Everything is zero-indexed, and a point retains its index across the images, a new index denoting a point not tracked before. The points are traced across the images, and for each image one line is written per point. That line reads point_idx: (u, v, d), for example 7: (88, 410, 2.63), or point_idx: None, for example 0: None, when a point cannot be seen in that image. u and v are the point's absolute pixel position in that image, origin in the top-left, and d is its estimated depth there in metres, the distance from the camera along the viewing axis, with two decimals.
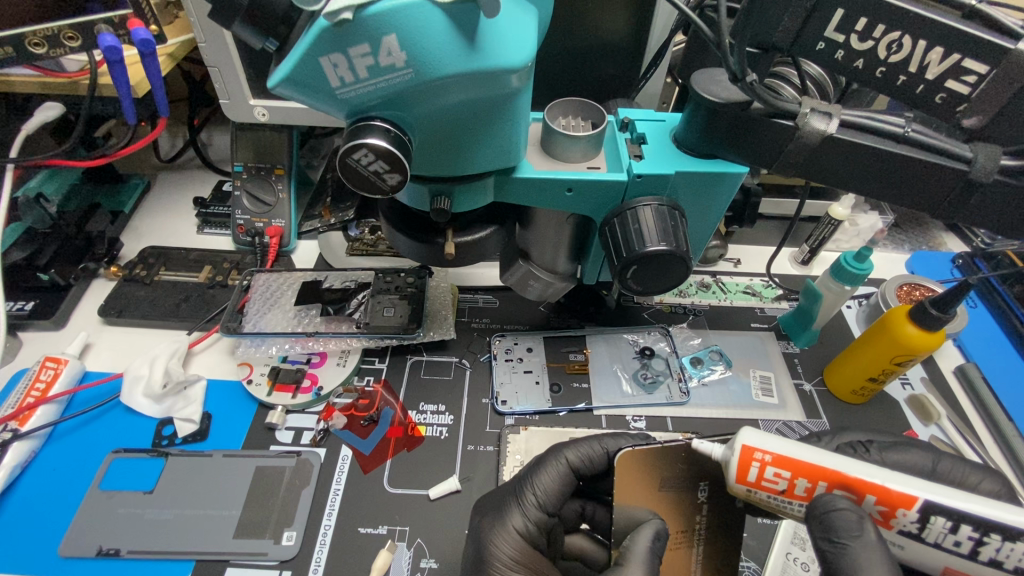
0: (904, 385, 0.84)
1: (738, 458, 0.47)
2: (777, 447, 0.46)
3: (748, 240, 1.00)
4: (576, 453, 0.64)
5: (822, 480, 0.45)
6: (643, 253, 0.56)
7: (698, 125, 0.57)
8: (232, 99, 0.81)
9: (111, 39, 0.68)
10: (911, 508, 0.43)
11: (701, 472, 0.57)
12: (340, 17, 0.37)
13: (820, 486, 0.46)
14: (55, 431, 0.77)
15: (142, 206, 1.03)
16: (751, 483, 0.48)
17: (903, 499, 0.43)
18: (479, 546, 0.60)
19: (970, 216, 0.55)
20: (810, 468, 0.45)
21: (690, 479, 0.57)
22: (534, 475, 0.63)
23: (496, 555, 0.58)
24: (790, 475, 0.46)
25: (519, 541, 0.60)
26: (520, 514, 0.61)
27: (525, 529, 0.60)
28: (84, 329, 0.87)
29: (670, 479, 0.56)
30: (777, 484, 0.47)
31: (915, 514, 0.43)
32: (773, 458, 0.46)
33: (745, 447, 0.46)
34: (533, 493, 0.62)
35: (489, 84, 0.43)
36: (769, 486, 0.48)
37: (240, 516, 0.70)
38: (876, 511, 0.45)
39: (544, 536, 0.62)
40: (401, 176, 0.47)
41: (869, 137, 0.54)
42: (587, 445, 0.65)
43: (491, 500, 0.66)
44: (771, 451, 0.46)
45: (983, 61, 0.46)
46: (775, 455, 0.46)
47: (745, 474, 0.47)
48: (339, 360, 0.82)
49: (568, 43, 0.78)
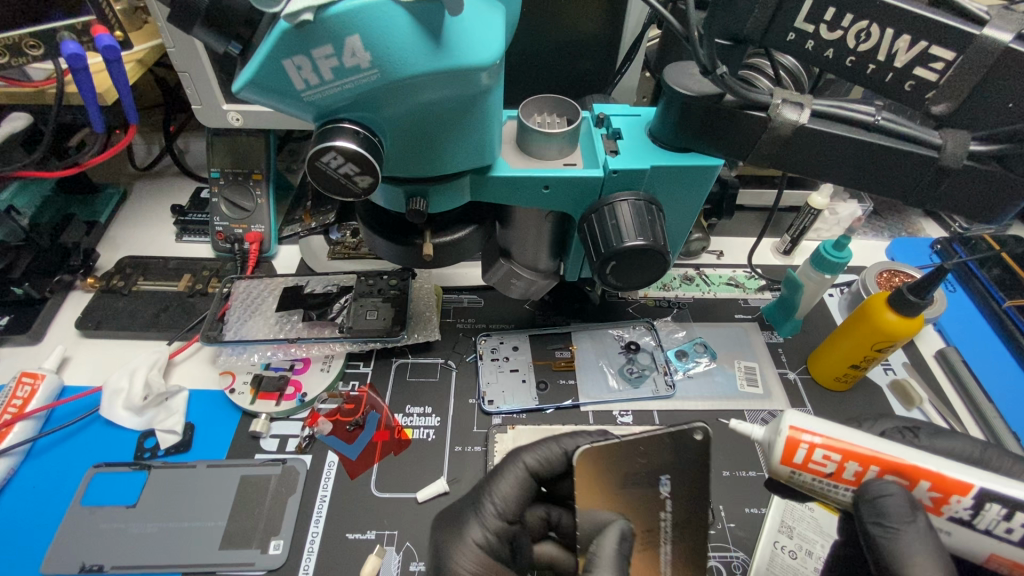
0: (886, 370, 0.85)
1: (787, 440, 0.48)
2: (826, 431, 0.47)
3: (730, 231, 1.01)
4: (534, 456, 0.63)
5: (873, 465, 0.46)
6: (622, 248, 0.56)
7: (672, 120, 0.57)
8: (204, 104, 0.80)
9: (74, 46, 0.65)
10: (966, 494, 0.44)
11: (660, 465, 0.58)
12: (301, 18, 0.36)
13: (870, 471, 0.47)
14: (34, 447, 0.75)
15: (119, 216, 1.02)
16: (797, 465, 0.49)
17: (957, 485, 0.44)
18: (441, 562, 0.58)
19: (941, 202, 0.56)
20: (862, 453, 0.47)
21: (649, 474, 0.57)
22: (492, 484, 0.62)
23: (457, 573, 0.57)
24: (841, 458, 0.47)
25: (481, 555, 0.58)
26: (478, 525, 0.60)
27: (485, 540, 0.59)
28: (61, 343, 0.85)
29: (631, 478, 0.57)
30: (825, 467, 0.48)
31: (969, 500, 0.44)
32: (822, 441, 0.47)
33: (794, 430, 0.48)
34: (493, 503, 0.61)
35: (458, 82, 0.43)
36: (816, 469, 0.48)
37: (226, 526, 0.69)
38: (927, 497, 0.46)
39: (507, 546, 0.60)
40: (372, 178, 0.46)
41: (841, 127, 0.54)
42: (545, 448, 0.63)
43: (452, 510, 0.64)
44: (820, 434, 0.47)
45: (949, 48, 0.47)
46: (825, 438, 0.47)
47: (793, 456, 0.48)
48: (323, 366, 0.82)
49: (542, 40, 0.78)
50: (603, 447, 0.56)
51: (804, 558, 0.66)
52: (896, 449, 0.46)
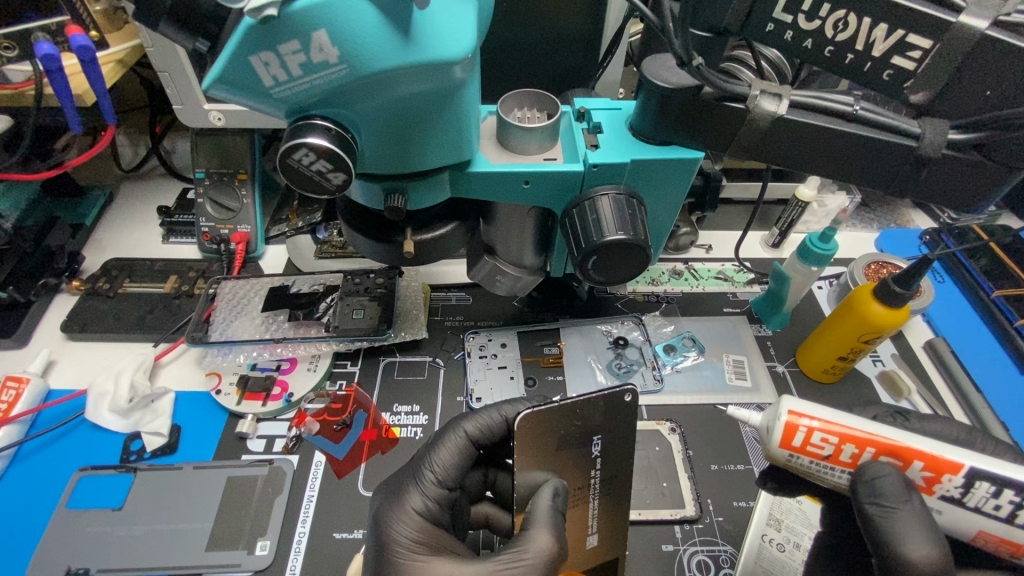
0: (875, 362, 0.85)
1: (786, 424, 0.48)
2: (823, 414, 0.47)
3: (718, 225, 1.00)
4: (474, 424, 0.63)
5: (869, 446, 0.47)
6: (602, 242, 0.55)
7: (652, 112, 0.57)
8: (185, 104, 0.80)
9: (49, 47, 0.65)
10: (958, 474, 0.44)
11: (592, 427, 0.59)
12: (264, 13, 0.36)
13: (866, 453, 0.47)
14: (20, 451, 0.75)
15: (106, 218, 1.01)
16: (795, 448, 0.48)
17: (949, 464, 0.44)
18: (379, 532, 0.56)
19: (923, 191, 0.56)
20: (857, 434, 0.47)
21: (582, 436, 0.59)
22: (431, 453, 0.61)
23: (396, 540, 0.55)
24: (838, 441, 0.47)
25: (421, 522, 0.57)
26: (418, 493, 0.59)
27: (426, 509, 0.58)
28: (47, 346, 0.84)
29: (565, 440, 0.58)
30: (822, 450, 0.48)
31: (961, 479, 0.44)
32: (820, 425, 0.47)
33: (793, 413, 0.47)
34: (432, 471, 0.60)
35: (432, 77, 0.42)
36: (814, 452, 0.48)
37: (212, 527, 0.69)
38: (920, 477, 0.46)
39: (447, 513, 0.59)
40: (345, 175, 0.46)
41: (822, 117, 0.54)
42: (485, 415, 0.64)
43: (393, 480, 0.63)
44: (817, 417, 0.47)
45: (926, 37, 0.47)
46: (822, 421, 0.47)
47: (791, 439, 0.48)
48: (310, 365, 0.81)
49: (525, 35, 0.78)
50: (541, 411, 0.56)
51: (792, 550, 0.66)
52: (890, 431, 0.47)
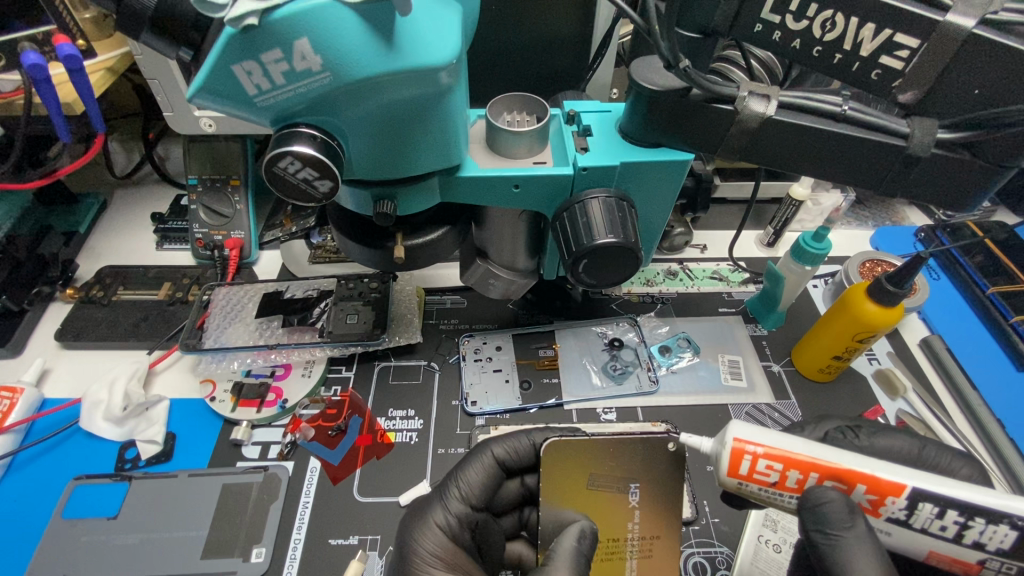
0: (871, 360, 0.85)
1: (732, 452, 0.48)
2: (768, 440, 0.47)
3: (713, 225, 1.00)
4: (502, 447, 0.65)
5: (814, 472, 0.47)
6: (593, 246, 0.55)
7: (641, 114, 0.56)
8: (175, 111, 0.80)
9: (35, 56, 0.65)
10: (900, 496, 0.45)
11: (631, 474, 0.60)
12: (246, 22, 0.36)
13: (811, 478, 0.47)
14: (15, 460, 0.75)
15: (99, 225, 1.01)
16: (743, 476, 0.49)
17: (891, 486, 0.45)
18: (403, 542, 0.60)
19: (913, 190, 0.55)
20: (802, 460, 0.47)
21: (620, 480, 0.60)
22: (460, 470, 0.64)
23: (417, 551, 0.58)
24: (782, 467, 0.47)
25: (442, 537, 0.60)
26: (442, 509, 0.62)
27: (447, 524, 0.61)
28: (41, 355, 0.84)
29: (599, 480, 0.59)
30: (768, 476, 0.48)
31: (904, 501, 0.45)
32: (764, 451, 0.47)
33: (738, 441, 0.47)
34: (458, 487, 0.63)
35: (417, 83, 0.42)
36: (762, 479, 0.49)
37: (208, 535, 0.68)
38: (865, 500, 0.46)
39: (469, 533, 0.62)
40: (332, 183, 0.46)
41: (809, 118, 0.54)
42: (515, 438, 0.65)
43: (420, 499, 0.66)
44: (762, 444, 0.47)
45: (914, 35, 0.46)
46: (767, 448, 0.47)
47: (737, 467, 0.48)
48: (304, 371, 0.81)
49: (515, 37, 0.78)
50: (573, 442, 0.59)
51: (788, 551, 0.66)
52: (834, 455, 0.47)
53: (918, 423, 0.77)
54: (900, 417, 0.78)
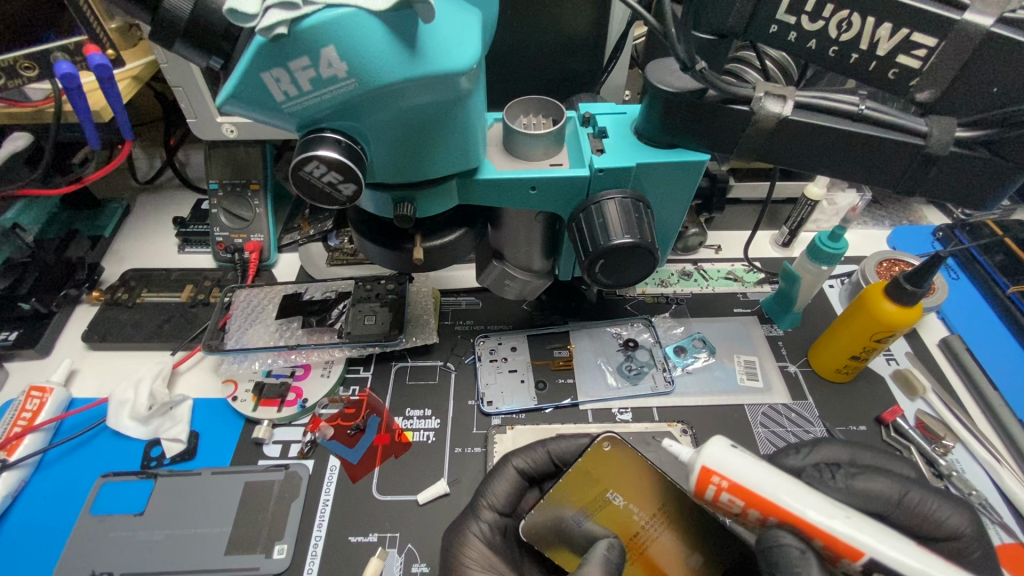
0: (889, 360, 0.84)
1: (698, 475, 0.50)
2: (736, 476, 0.48)
3: (726, 225, 1.00)
4: (523, 459, 0.67)
5: (774, 514, 0.48)
6: (609, 246, 0.56)
7: (657, 116, 0.57)
8: (199, 117, 0.82)
9: (67, 66, 0.67)
10: (856, 560, 0.45)
11: (597, 485, 0.62)
12: (276, 32, 0.37)
13: (772, 519, 0.48)
14: (45, 458, 0.77)
15: (123, 229, 1.03)
16: (708, 500, 0.51)
17: (850, 550, 0.45)
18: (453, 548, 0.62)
19: (932, 188, 0.55)
20: (765, 502, 0.48)
21: (593, 501, 0.61)
22: (487, 483, 0.66)
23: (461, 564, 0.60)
24: (744, 504, 0.49)
25: (480, 546, 0.61)
26: (474, 519, 0.63)
27: (481, 531, 0.63)
28: (69, 356, 0.87)
29: (584, 513, 0.60)
30: (731, 507, 0.50)
31: (858, 565, 0.45)
32: (730, 486, 0.49)
33: (704, 468, 0.49)
34: (486, 498, 0.65)
35: (438, 89, 0.43)
36: (724, 507, 0.51)
37: (231, 532, 0.70)
38: (823, 552, 0.47)
39: (500, 536, 0.63)
40: (356, 186, 0.47)
41: (827, 117, 0.54)
42: (534, 451, 0.67)
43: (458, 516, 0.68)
44: (729, 478, 0.49)
45: (931, 35, 0.47)
46: (732, 484, 0.49)
47: (703, 492, 0.51)
48: (323, 371, 0.82)
49: (530, 40, 0.79)
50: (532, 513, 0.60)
51: None
52: (800, 505, 0.47)
53: (937, 425, 0.77)
54: (918, 417, 0.78)
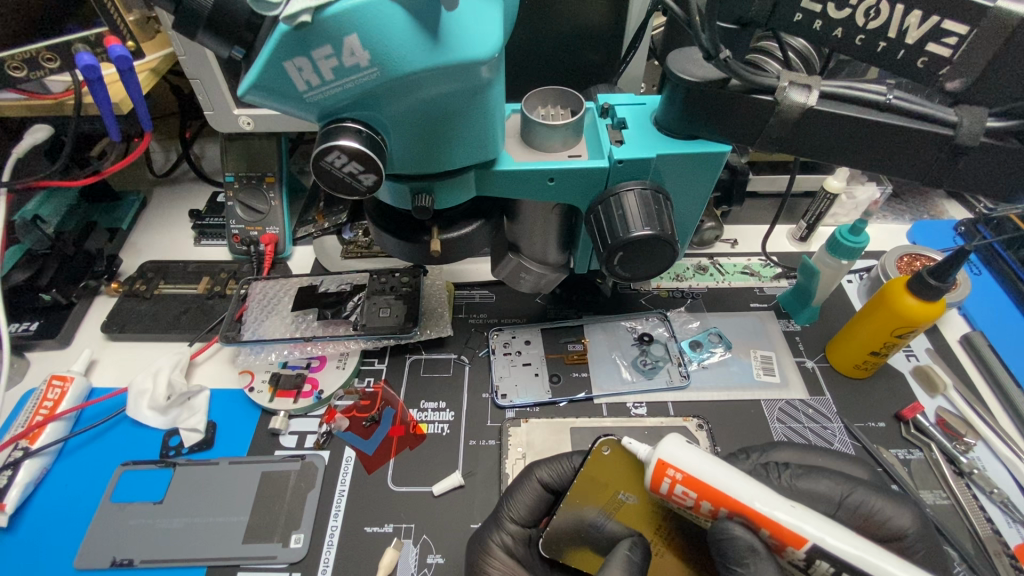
0: (909, 357, 0.83)
1: (655, 468, 0.53)
2: (689, 468, 0.51)
3: (743, 220, 0.99)
4: (548, 471, 0.65)
5: (723, 505, 0.50)
6: (629, 238, 0.55)
7: (678, 106, 0.56)
8: (215, 109, 0.82)
9: (88, 58, 0.67)
10: (800, 548, 0.47)
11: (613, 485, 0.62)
12: (300, 19, 0.37)
13: (722, 511, 0.50)
14: (66, 446, 0.78)
15: (141, 221, 1.04)
16: (665, 492, 0.54)
17: (795, 538, 0.47)
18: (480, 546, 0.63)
19: (960, 180, 0.54)
20: (714, 493, 0.50)
21: (609, 503, 0.61)
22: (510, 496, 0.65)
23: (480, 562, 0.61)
24: (697, 495, 0.51)
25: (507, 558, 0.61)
26: (497, 531, 0.63)
27: (503, 543, 0.62)
28: (89, 346, 0.88)
29: (605, 514, 0.60)
30: (685, 499, 0.53)
31: (803, 553, 0.47)
32: (683, 477, 0.51)
33: (660, 461, 0.52)
34: (510, 512, 0.64)
35: (459, 78, 0.43)
36: (680, 499, 0.53)
37: (249, 521, 0.71)
38: (771, 541, 0.49)
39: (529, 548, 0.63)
40: (376, 176, 0.47)
41: (852, 107, 0.53)
42: (558, 462, 0.65)
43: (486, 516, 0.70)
44: (682, 470, 0.51)
45: (962, 22, 0.45)
46: (685, 475, 0.51)
47: (659, 485, 0.53)
48: (339, 363, 0.83)
49: (547, 32, 0.78)
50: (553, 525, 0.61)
51: None
52: (746, 494, 0.49)
53: (960, 423, 0.75)
54: (938, 414, 0.77)
